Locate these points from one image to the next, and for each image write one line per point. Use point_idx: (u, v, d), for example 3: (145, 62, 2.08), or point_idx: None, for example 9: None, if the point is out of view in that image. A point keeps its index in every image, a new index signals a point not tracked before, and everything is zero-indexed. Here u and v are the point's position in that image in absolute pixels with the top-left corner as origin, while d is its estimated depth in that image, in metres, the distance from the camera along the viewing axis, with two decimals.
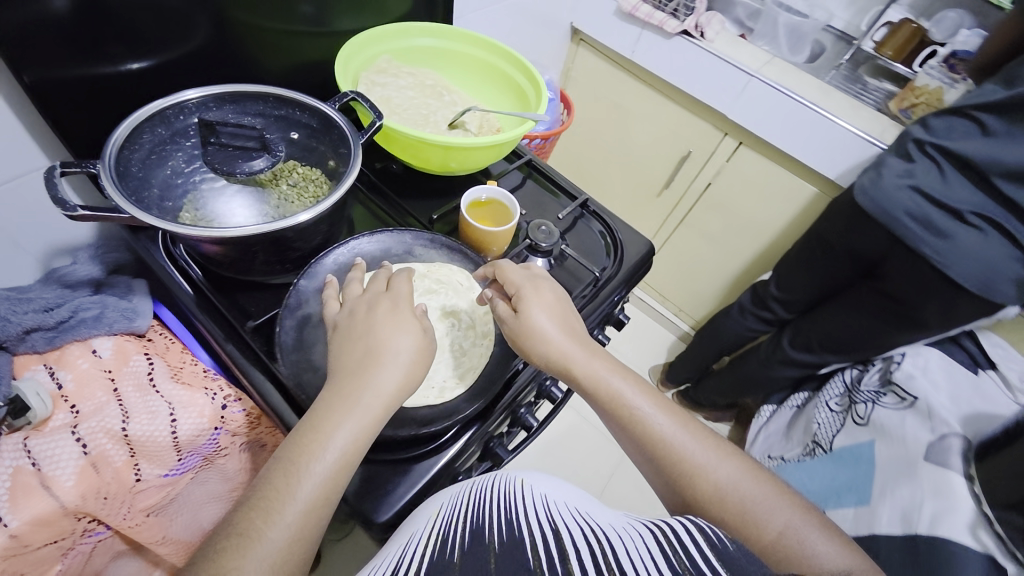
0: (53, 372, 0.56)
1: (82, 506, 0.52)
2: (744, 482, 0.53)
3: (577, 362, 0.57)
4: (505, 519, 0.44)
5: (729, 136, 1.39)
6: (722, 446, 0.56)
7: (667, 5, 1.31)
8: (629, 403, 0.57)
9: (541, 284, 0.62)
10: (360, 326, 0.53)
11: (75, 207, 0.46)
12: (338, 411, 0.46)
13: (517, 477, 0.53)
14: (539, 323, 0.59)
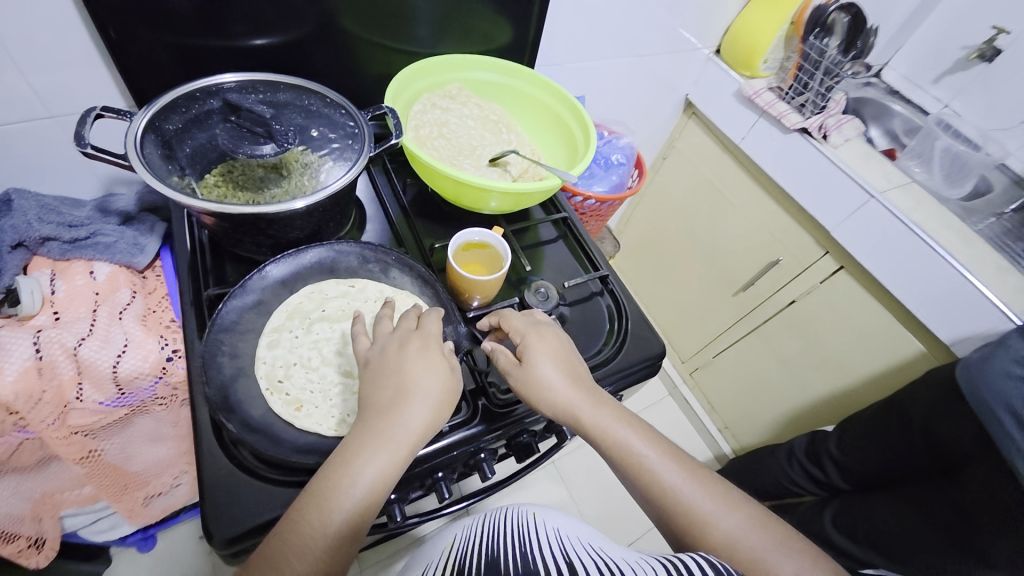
0: (53, 279, 0.63)
1: (13, 403, 0.56)
2: (755, 534, 0.48)
3: (583, 413, 0.54)
4: (519, 553, 0.45)
5: (830, 256, 1.19)
6: (730, 495, 0.51)
7: (795, 98, 1.18)
8: (635, 453, 0.53)
9: (546, 334, 0.59)
10: (392, 361, 0.50)
11: (87, 147, 0.52)
12: (367, 448, 0.45)
13: (529, 512, 0.54)
14: (543, 373, 0.56)
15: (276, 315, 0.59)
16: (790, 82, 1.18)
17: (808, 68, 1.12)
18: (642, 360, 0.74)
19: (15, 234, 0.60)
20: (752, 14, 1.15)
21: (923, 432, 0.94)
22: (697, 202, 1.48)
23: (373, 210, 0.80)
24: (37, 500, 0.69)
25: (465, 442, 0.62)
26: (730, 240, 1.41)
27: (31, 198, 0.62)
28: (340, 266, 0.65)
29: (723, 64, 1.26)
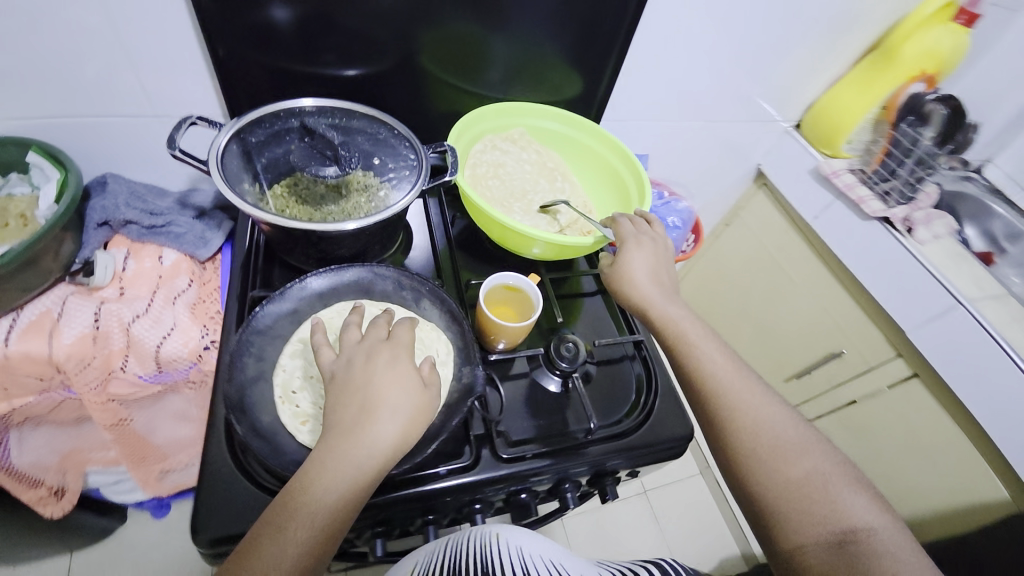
0: (127, 257, 0.69)
1: (65, 364, 0.61)
2: (785, 428, 0.56)
3: (655, 305, 0.66)
4: (486, 570, 0.52)
5: (902, 360, 1.07)
6: (769, 396, 0.59)
7: (878, 185, 1.11)
8: (691, 341, 0.63)
9: (643, 242, 0.71)
10: (358, 377, 0.50)
11: (177, 150, 0.57)
12: (330, 467, 0.46)
13: (491, 531, 0.59)
14: (634, 264, 0.69)
15: (305, 326, 0.61)
16: (875, 167, 1.11)
17: (899, 155, 1.06)
18: (663, 439, 0.69)
19: (103, 214, 0.67)
20: (839, 93, 1.10)
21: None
22: (756, 275, 1.40)
23: (419, 237, 0.83)
24: (65, 454, 0.76)
25: (460, 489, 0.60)
26: (787, 321, 1.32)
27: (123, 183, 0.70)
28: (376, 288, 0.67)
29: (801, 139, 1.21)
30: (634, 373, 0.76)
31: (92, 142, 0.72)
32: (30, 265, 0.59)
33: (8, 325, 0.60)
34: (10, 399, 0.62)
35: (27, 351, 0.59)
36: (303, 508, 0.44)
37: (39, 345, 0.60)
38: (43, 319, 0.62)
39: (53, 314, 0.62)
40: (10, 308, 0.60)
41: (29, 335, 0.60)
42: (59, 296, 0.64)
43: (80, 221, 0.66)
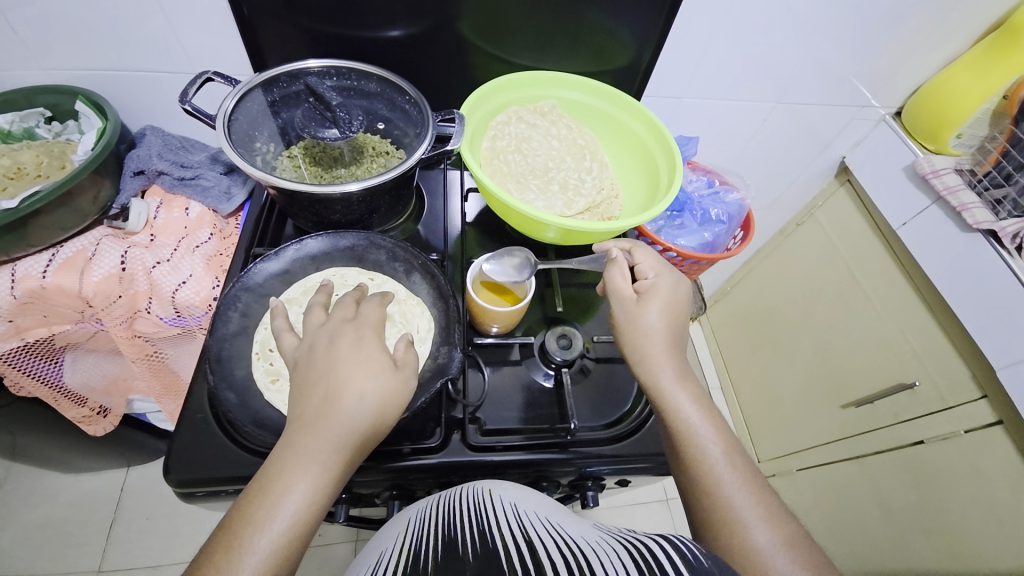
0: (158, 207, 0.74)
1: (92, 299, 0.67)
2: (741, 494, 0.47)
3: (642, 337, 0.57)
4: (478, 528, 0.47)
5: (987, 402, 0.89)
6: (775, 510, 0.47)
7: (989, 191, 0.89)
8: (689, 429, 0.52)
9: (672, 299, 0.59)
10: (320, 362, 0.48)
11: (187, 105, 0.59)
12: (293, 463, 0.43)
13: (485, 488, 0.55)
14: (643, 320, 0.57)
15: (294, 287, 0.62)
16: (988, 168, 0.90)
17: (1016, 157, 0.85)
18: (651, 454, 0.63)
19: (139, 163, 0.72)
20: (948, 77, 0.92)
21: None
22: (824, 286, 1.23)
23: (432, 209, 0.81)
24: (110, 379, 0.87)
25: (425, 471, 0.59)
26: (853, 339, 1.16)
27: (158, 135, 0.74)
28: (369, 257, 0.66)
29: (900, 129, 1.02)
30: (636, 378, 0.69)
31: (143, 97, 0.78)
32: (64, 203, 0.64)
33: (47, 259, 0.66)
34: (51, 324, 0.70)
35: (61, 283, 0.66)
36: (264, 509, 0.41)
37: (71, 280, 0.66)
38: (77, 257, 0.67)
39: (86, 253, 0.68)
40: (50, 243, 0.66)
41: (63, 270, 0.66)
42: (95, 236, 0.69)
43: (119, 168, 0.72)
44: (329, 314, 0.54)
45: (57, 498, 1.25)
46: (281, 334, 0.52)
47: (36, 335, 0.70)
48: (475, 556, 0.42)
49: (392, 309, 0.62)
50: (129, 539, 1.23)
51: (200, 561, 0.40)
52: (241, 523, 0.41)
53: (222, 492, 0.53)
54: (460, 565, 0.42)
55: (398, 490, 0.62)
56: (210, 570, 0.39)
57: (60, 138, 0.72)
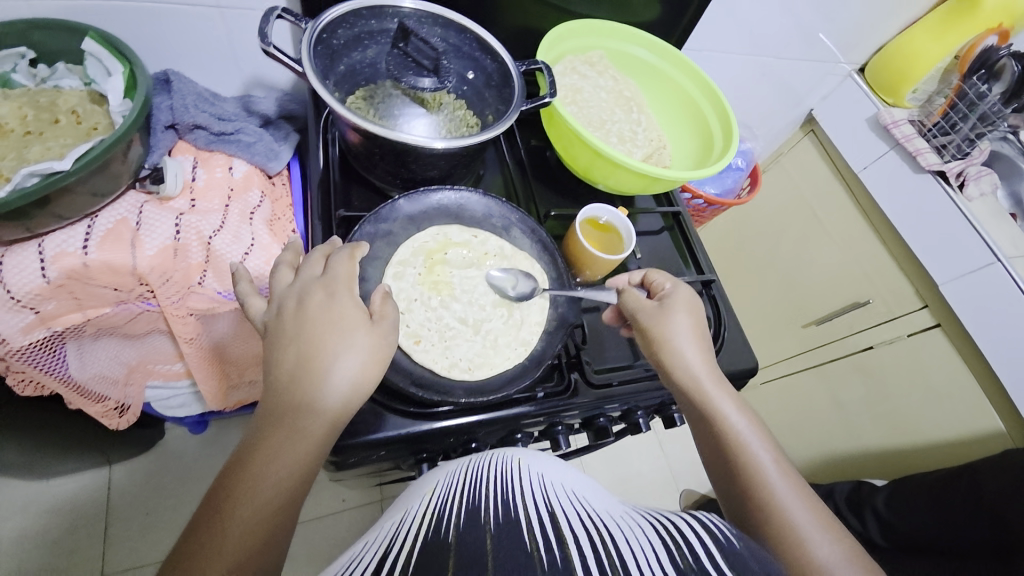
0: (195, 166, 0.67)
1: (147, 276, 0.60)
2: (824, 543, 0.44)
3: (695, 374, 0.54)
4: (502, 498, 0.38)
5: (928, 310, 1.12)
6: (828, 520, 0.46)
7: (937, 138, 1.10)
8: (744, 446, 0.50)
9: (691, 306, 0.58)
10: (291, 326, 0.44)
11: (271, 46, 0.51)
12: (277, 432, 0.41)
13: (515, 457, 0.47)
14: (670, 331, 0.56)
15: (403, 248, 0.62)
16: (936, 119, 1.09)
17: (963, 107, 1.04)
18: (733, 375, 0.70)
19: (171, 116, 0.64)
20: (912, 37, 1.08)
21: (989, 510, 0.86)
22: (787, 225, 1.39)
23: (490, 161, 0.79)
24: (132, 367, 0.76)
25: (556, 413, 0.60)
26: (816, 268, 1.33)
27: (190, 84, 0.65)
28: (465, 214, 0.67)
29: (863, 84, 1.18)
30: (702, 312, 0.76)
31: (149, 33, 0.66)
32: (101, 170, 0.55)
33: (85, 232, 0.58)
34: (85, 309, 0.61)
35: (108, 260, 0.58)
36: (251, 479, 0.40)
37: (122, 255, 0.59)
38: (121, 228, 0.60)
39: (130, 222, 0.61)
40: (87, 213, 0.58)
41: (108, 245, 0.58)
42: (134, 204, 0.62)
43: (148, 121, 0.62)
44: (296, 274, 0.49)
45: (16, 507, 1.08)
46: (248, 299, 0.49)
47: (66, 323, 0.60)
48: (497, 554, 0.30)
49: (503, 264, 0.66)
50: (131, 537, 1.10)
51: (194, 536, 0.38)
52: (228, 493, 0.39)
53: (377, 453, 0.54)
54: (481, 562, 0.29)
55: (517, 433, 0.62)
56: (203, 544, 0.37)
57: (47, 85, 0.62)
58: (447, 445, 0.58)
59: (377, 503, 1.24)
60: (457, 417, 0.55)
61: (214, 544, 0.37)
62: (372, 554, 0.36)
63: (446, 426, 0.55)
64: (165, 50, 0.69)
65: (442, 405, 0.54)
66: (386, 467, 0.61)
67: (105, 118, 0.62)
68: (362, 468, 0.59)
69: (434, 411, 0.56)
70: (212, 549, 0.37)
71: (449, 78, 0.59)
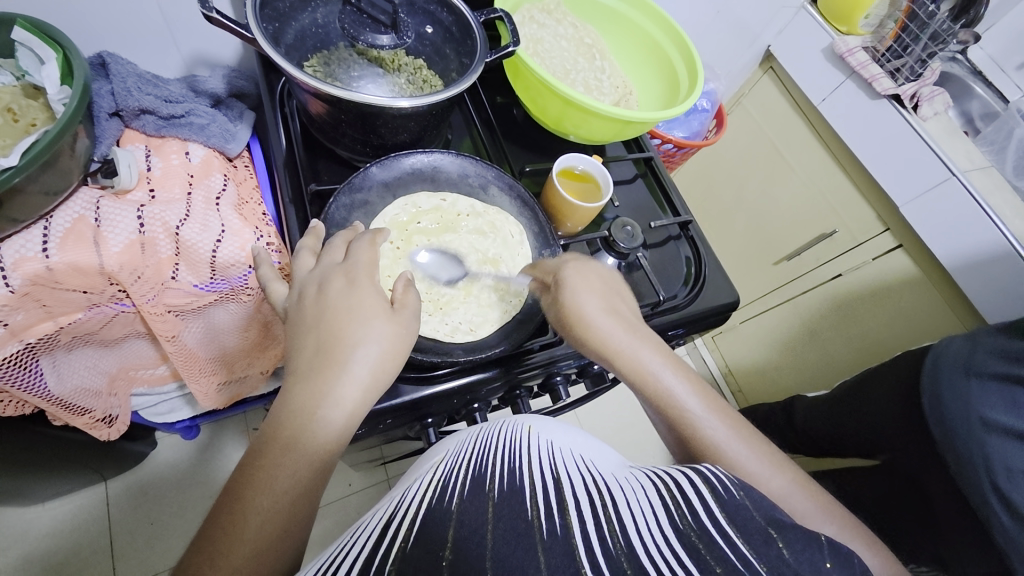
0: (148, 155, 0.64)
1: (117, 274, 0.58)
2: (795, 494, 0.45)
3: (620, 354, 0.50)
4: (510, 469, 0.36)
5: (890, 232, 1.17)
6: (772, 454, 0.47)
7: (890, 62, 1.13)
8: (678, 404, 0.48)
9: (585, 270, 0.55)
10: (309, 314, 0.42)
11: (214, 11, 0.48)
12: (274, 445, 0.36)
13: (520, 423, 0.44)
14: (583, 308, 0.52)
15: (379, 224, 0.62)
16: (889, 44, 1.13)
17: (914, 29, 1.08)
18: (716, 309, 0.72)
19: (113, 102, 0.62)
20: None
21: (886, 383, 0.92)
22: (753, 165, 1.41)
23: (458, 122, 0.77)
24: (113, 375, 0.71)
25: (554, 363, 0.61)
26: (782, 206, 1.36)
27: (129, 66, 0.63)
28: (441, 176, 0.66)
29: (817, 15, 1.19)
30: (682, 253, 0.77)
31: (76, 14, 0.61)
32: (50, 166, 0.52)
33: (43, 234, 0.56)
34: (56, 317, 0.58)
35: (71, 262, 0.56)
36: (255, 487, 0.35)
37: (87, 255, 0.56)
38: (80, 228, 0.57)
39: (89, 220, 0.58)
40: (41, 213, 0.55)
41: (68, 245, 0.56)
42: (89, 200, 0.59)
43: (91, 110, 0.60)
44: (318, 259, 0.47)
45: (9, 536, 1.04)
46: (272, 284, 0.48)
47: (39, 333, 0.58)
48: (498, 526, 0.30)
49: (480, 222, 0.66)
50: (140, 550, 1.08)
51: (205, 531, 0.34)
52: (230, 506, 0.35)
53: (385, 422, 0.55)
54: (481, 537, 0.29)
55: (518, 389, 0.64)
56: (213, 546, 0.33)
57: None
58: (451, 406, 0.59)
59: (383, 483, 1.25)
60: (458, 377, 0.56)
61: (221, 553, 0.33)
62: (372, 528, 0.32)
63: (448, 387, 0.55)
64: (94, 33, 0.64)
65: (441, 367, 0.55)
66: (393, 437, 0.62)
67: (43, 113, 0.58)
68: (369, 440, 0.59)
69: (433, 375, 0.56)
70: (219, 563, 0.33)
71: (408, 34, 0.57)
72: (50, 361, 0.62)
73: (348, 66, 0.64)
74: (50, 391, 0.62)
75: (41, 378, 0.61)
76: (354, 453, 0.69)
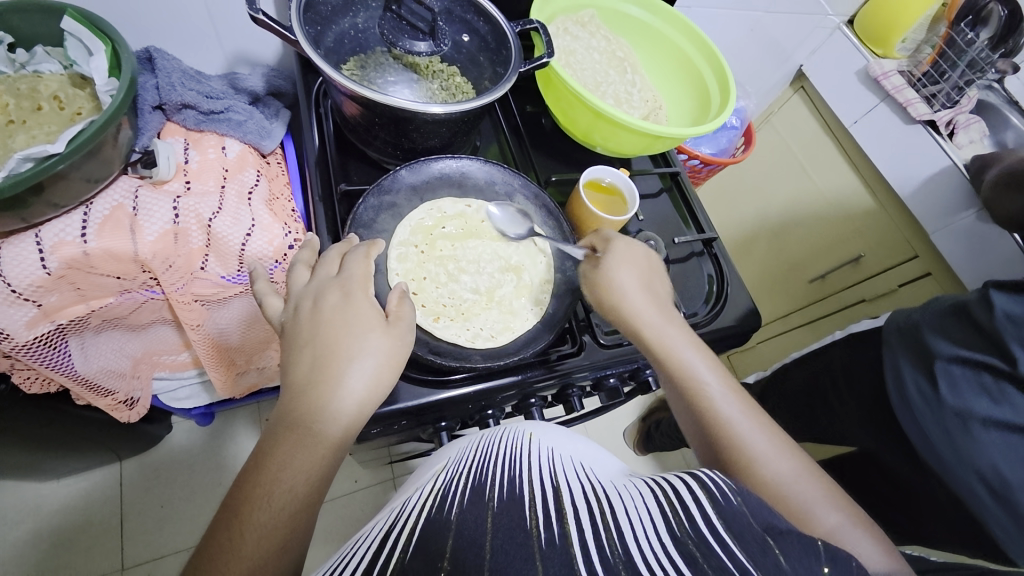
0: (187, 148, 0.66)
1: (150, 263, 0.60)
2: (805, 480, 0.45)
3: (646, 326, 0.52)
4: (508, 477, 0.36)
5: (919, 260, 1.14)
6: (786, 443, 0.48)
7: (926, 87, 1.12)
8: (695, 379, 0.50)
9: (629, 241, 0.58)
10: (305, 329, 0.42)
11: (260, 13, 0.49)
12: (293, 435, 0.38)
13: (524, 431, 0.44)
14: (617, 273, 0.55)
15: (403, 228, 0.63)
16: (925, 69, 1.12)
17: (952, 55, 1.07)
18: (738, 329, 0.71)
19: (158, 96, 0.64)
20: None
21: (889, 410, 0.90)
22: (778, 184, 1.39)
23: (487, 130, 0.78)
24: (137, 359, 0.73)
25: (569, 374, 0.60)
26: (808, 228, 1.33)
27: (174, 61, 0.65)
28: (468, 182, 0.67)
29: (852, 36, 1.18)
30: (705, 271, 0.76)
31: (126, 10, 0.63)
32: (93, 154, 0.54)
33: (82, 220, 0.57)
34: (88, 300, 0.60)
35: (106, 249, 0.58)
36: (272, 481, 0.36)
37: (122, 242, 0.58)
38: (117, 215, 0.59)
39: (127, 208, 0.60)
40: (81, 200, 0.57)
41: (105, 233, 0.58)
42: (128, 189, 0.61)
43: (136, 102, 0.62)
44: (313, 272, 0.48)
45: (25, 509, 1.06)
46: (267, 298, 0.48)
47: (70, 315, 0.59)
48: (497, 537, 0.29)
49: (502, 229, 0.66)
50: (148, 532, 1.10)
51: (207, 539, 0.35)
52: (244, 499, 0.36)
53: (399, 423, 0.55)
54: (480, 547, 0.29)
55: (532, 398, 0.63)
56: (218, 549, 0.34)
57: (28, 71, 0.59)
58: (465, 412, 0.59)
59: (389, 482, 1.25)
60: (474, 383, 0.56)
61: (231, 548, 0.34)
62: (373, 539, 0.33)
63: (464, 393, 0.55)
64: (142, 28, 0.66)
65: (459, 372, 0.55)
66: (405, 438, 0.62)
67: (89, 102, 0.60)
68: (381, 439, 0.59)
69: (449, 379, 0.57)
70: (228, 556, 0.33)
71: (445, 42, 0.58)
72: (79, 342, 0.64)
73: (384, 72, 0.65)
74: (78, 371, 0.64)
75: (70, 358, 0.63)
76: (366, 451, 0.69)
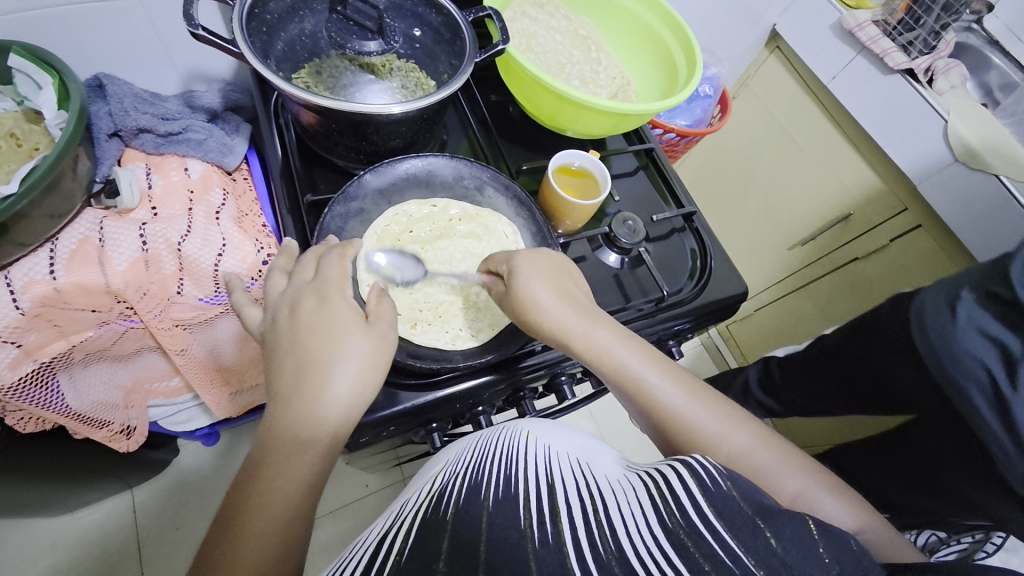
0: (149, 173, 0.65)
1: (123, 292, 0.60)
2: (759, 449, 0.47)
3: (573, 333, 0.50)
4: (505, 474, 0.35)
5: (909, 213, 1.12)
6: (734, 413, 0.49)
7: (902, 36, 1.09)
8: (636, 377, 0.49)
9: (535, 256, 0.53)
10: (285, 339, 0.42)
11: (199, 28, 0.48)
12: (278, 452, 0.38)
13: (522, 426, 0.44)
14: (534, 292, 0.51)
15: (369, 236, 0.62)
16: (900, 16, 1.09)
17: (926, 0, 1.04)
18: (725, 302, 0.70)
19: (112, 122, 0.63)
20: None
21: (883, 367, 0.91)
22: (762, 148, 1.36)
23: (453, 123, 0.76)
24: (129, 388, 0.73)
25: (557, 364, 0.60)
26: (794, 193, 1.32)
27: (125, 85, 0.64)
28: (436, 180, 0.66)
29: None
30: (687, 245, 0.75)
31: (71, 38, 0.62)
32: (53, 189, 0.53)
33: (49, 257, 0.57)
34: (68, 335, 0.60)
35: (77, 283, 0.57)
36: (262, 497, 0.36)
37: (93, 275, 0.58)
38: (85, 248, 0.59)
39: (95, 240, 0.60)
40: (47, 236, 0.56)
41: (73, 267, 0.57)
42: (93, 220, 0.60)
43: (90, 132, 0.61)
44: (290, 278, 0.47)
45: (43, 544, 1.08)
46: (244, 308, 0.47)
47: (53, 352, 0.59)
48: (490, 533, 0.29)
49: (473, 225, 0.66)
50: (167, 554, 1.12)
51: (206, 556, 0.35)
52: (234, 519, 0.36)
53: (389, 429, 0.55)
54: (473, 547, 0.29)
55: (523, 391, 0.63)
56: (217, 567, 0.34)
57: None
58: (456, 411, 0.59)
59: (400, 483, 1.26)
60: (461, 382, 0.56)
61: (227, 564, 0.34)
62: (370, 542, 0.33)
63: (451, 393, 0.55)
64: (91, 55, 0.65)
65: (443, 374, 0.55)
66: (399, 442, 0.62)
67: (45, 136, 0.59)
68: (375, 446, 0.59)
69: (436, 380, 0.56)
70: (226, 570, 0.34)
71: (395, 38, 0.56)
72: (68, 377, 0.64)
73: (342, 77, 0.63)
74: (70, 407, 0.64)
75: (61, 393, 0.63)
76: (364, 457, 0.69)
